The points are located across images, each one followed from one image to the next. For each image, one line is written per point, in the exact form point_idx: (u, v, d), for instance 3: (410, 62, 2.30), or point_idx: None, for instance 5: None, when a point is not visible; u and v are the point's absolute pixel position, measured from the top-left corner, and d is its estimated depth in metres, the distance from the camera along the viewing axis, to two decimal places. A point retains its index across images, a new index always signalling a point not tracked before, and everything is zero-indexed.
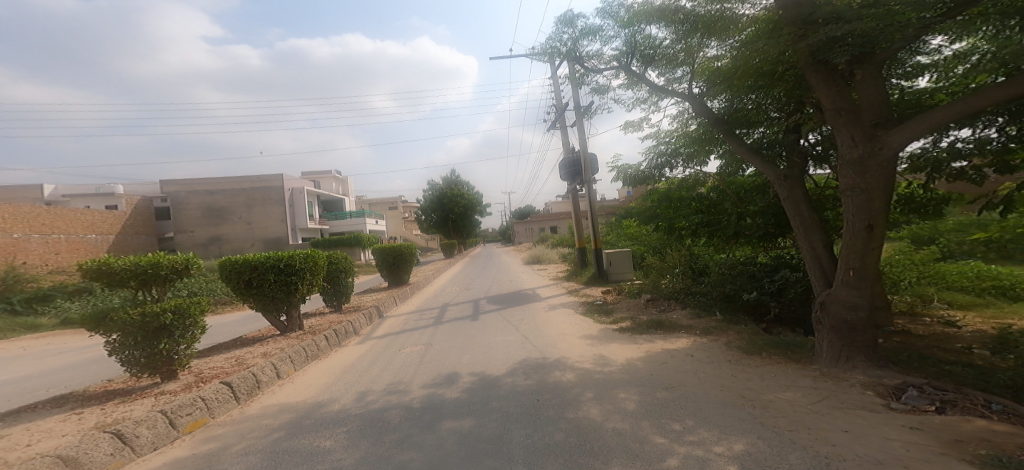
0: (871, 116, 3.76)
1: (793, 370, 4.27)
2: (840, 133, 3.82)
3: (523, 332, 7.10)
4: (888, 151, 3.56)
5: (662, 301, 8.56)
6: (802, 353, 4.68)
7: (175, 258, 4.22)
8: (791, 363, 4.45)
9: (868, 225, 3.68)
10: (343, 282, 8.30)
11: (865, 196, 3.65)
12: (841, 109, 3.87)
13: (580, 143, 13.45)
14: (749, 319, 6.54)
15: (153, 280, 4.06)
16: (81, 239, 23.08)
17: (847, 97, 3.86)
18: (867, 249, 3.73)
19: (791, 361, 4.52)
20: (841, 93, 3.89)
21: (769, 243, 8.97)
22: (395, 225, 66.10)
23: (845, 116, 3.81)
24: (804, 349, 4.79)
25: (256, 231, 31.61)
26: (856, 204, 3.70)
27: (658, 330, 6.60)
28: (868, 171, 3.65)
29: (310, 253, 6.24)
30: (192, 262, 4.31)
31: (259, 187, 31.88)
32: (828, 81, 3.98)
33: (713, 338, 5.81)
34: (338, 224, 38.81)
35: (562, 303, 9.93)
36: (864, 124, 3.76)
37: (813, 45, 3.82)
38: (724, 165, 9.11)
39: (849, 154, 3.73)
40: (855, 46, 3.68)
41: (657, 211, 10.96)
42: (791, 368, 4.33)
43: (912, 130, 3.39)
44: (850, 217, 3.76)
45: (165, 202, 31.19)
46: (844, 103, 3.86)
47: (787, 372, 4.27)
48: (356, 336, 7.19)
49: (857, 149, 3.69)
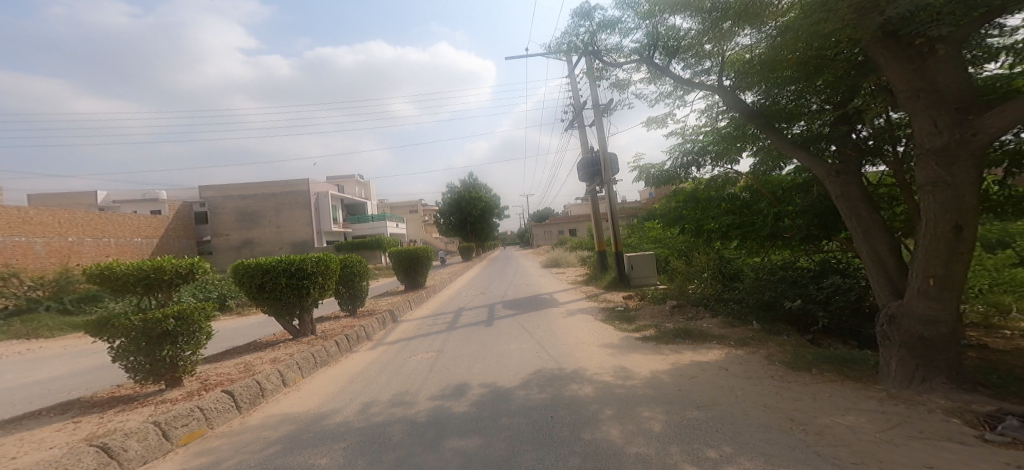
0: (956, 97, 3.09)
1: (849, 391, 3.75)
2: (916, 119, 3.16)
3: (539, 340, 6.76)
4: (983, 137, 2.91)
5: (690, 308, 8.03)
6: (862, 371, 4.14)
7: (179, 262, 4.12)
8: (849, 383, 3.92)
9: (957, 227, 3.07)
10: (357, 285, 8.21)
11: (953, 192, 3.03)
12: (920, 91, 3.18)
13: (601, 142, 12.98)
14: (790, 329, 5.97)
15: (157, 284, 4.00)
16: (129, 242, 24.38)
17: (926, 76, 3.18)
18: (952, 255, 3.14)
19: (847, 380, 3.98)
20: (918, 71, 3.18)
21: (806, 247, 8.24)
22: (417, 229, 67.14)
23: (925, 99, 3.13)
24: (862, 366, 4.25)
25: (286, 234, 32.58)
26: (938, 202, 3.09)
27: (686, 340, 6.12)
28: (956, 162, 3.01)
29: (322, 257, 6.13)
30: (197, 267, 4.19)
31: (288, 192, 32.86)
32: (900, 58, 3.25)
33: (751, 349, 5.30)
34: (361, 227, 39.50)
35: (582, 308, 9.53)
36: (948, 107, 3.10)
37: (890, 18, 3.07)
38: (757, 163, 8.54)
39: (932, 142, 3.06)
40: (939, 16, 3.02)
41: (683, 212, 10.52)
42: (846, 388, 3.81)
43: (1016, 111, 2.75)
44: (931, 217, 3.15)
45: (202, 207, 32.50)
46: (924, 83, 3.15)
47: (843, 393, 3.74)
48: (369, 342, 7.05)
49: (942, 137, 3.03)
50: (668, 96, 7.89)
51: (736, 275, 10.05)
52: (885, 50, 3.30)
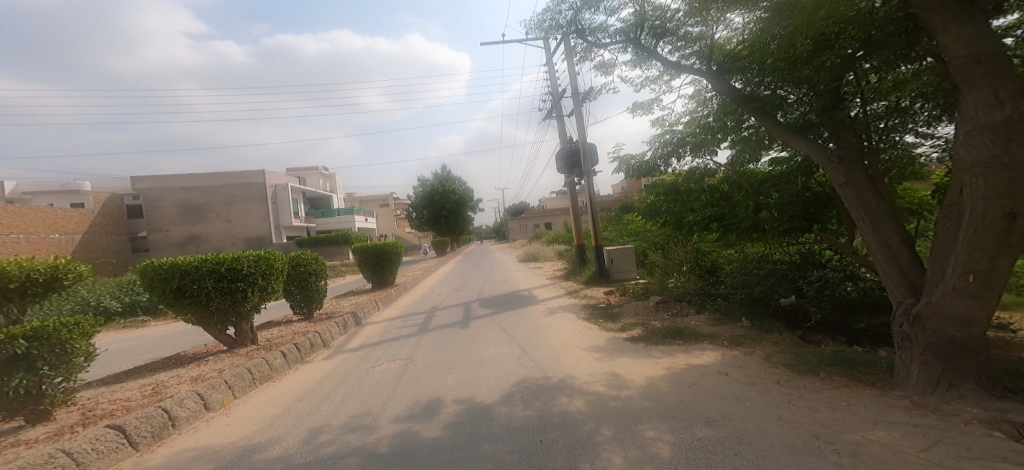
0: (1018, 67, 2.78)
1: (869, 399, 3.34)
2: (975, 89, 2.83)
3: (518, 343, 6.11)
4: None
5: (673, 304, 7.66)
6: (874, 375, 3.77)
7: (36, 267, 3.59)
8: (864, 388, 3.52)
9: (1009, 215, 2.74)
10: (313, 286, 7.20)
11: (1009, 174, 2.69)
12: (979, 56, 2.84)
13: (578, 133, 12.49)
14: (781, 326, 5.64)
15: (8, 296, 3.48)
16: (44, 238, 21.64)
17: (991, 39, 2.83)
18: (1001, 248, 2.83)
19: (861, 385, 3.58)
20: (980, 31, 2.84)
21: (781, 240, 8.07)
22: (382, 224, 64.92)
23: (986, 64, 2.79)
24: (874, 369, 3.88)
25: (236, 229, 30.22)
26: (991, 186, 2.76)
27: (675, 340, 5.68)
28: (1016, 139, 2.68)
29: (265, 255, 5.19)
30: (62, 269, 3.70)
31: (238, 184, 30.43)
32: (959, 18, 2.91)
33: (748, 350, 4.88)
34: (323, 222, 37.50)
35: (561, 306, 8.99)
36: (1011, 77, 2.76)
37: None
38: (735, 154, 8.37)
39: (991, 116, 2.74)
40: None
41: (663, 205, 10.20)
42: (863, 396, 3.40)
43: None
44: (978, 204, 2.84)
45: (137, 200, 29.54)
46: (985, 46, 2.82)
47: (862, 401, 3.33)
48: (325, 349, 6.10)
49: (1002, 110, 2.72)
50: (654, 81, 7.47)
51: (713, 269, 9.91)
52: (942, 9, 2.96)
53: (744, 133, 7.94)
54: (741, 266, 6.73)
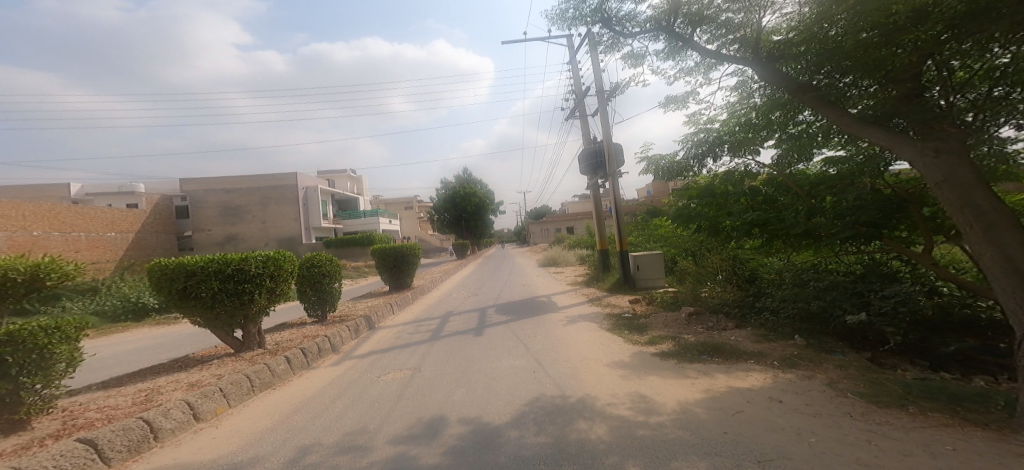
0: None
1: (982, 445, 2.68)
2: None
3: (535, 355, 5.66)
4: None
5: (709, 315, 6.97)
6: (983, 412, 3.07)
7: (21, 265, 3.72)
8: (974, 431, 2.85)
9: None
10: (327, 288, 7.07)
11: None
12: None
13: (604, 133, 11.87)
14: (842, 345, 4.91)
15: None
16: (102, 237, 23.10)
17: None
18: None
19: (968, 426, 2.91)
20: None
21: (833, 248, 7.26)
22: (412, 226, 66.02)
23: None
24: (980, 406, 3.17)
25: (271, 230, 31.39)
26: None
27: (714, 357, 5.05)
28: None
29: (274, 255, 4.98)
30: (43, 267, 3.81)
31: (274, 186, 31.61)
32: None
33: (806, 374, 4.21)
34: (353, 224, 38.35)
35: (583, 314, 8.44)
36: None
37: None
38: (781, 153, 7.66)
39: None
40: None
41: (697, 209, 9.46)
42: (974, 441, 2.74)
43: None
44: None
45: (182, 201, 31.15)
46: None
47: (975, 447, 2.67)
48: (335, 355, 5.88)
49: None
50: (690, 72, 6.83)
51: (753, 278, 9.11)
52: None
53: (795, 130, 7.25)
54: (792, 276, 5.99)
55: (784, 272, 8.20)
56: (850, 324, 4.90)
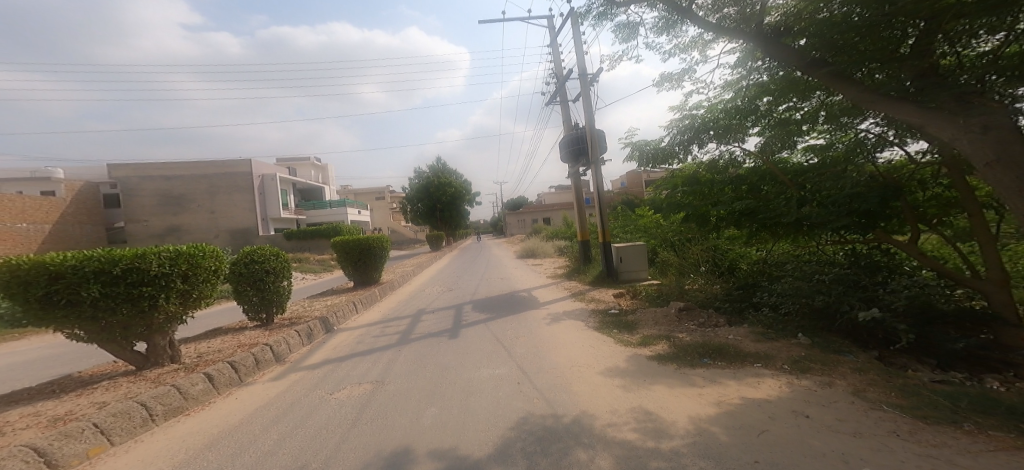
0: None
1: None
2: None
3: (518, 361, 4.93)
4: None
5: (700, 311, 6.47)
6: None
7: None
8: None
9: None
10: (273, 286, 6.02)
11: None
12: None
13: (586, 119, 11.26)
14: (850, 345, 4.45)
15: None
16: (13, 227, 20.41)
17: None
18: None
19: None
20: None
21: (809, 236, 6.91)
22: (378, 217, 63.84)
23: None
24: None
25: (221, 220, 29.06)
26: None
27: (716, 360, 4.50)
28: None
29: (186, 251, 4.00)
30: None
31: (223, 174, 29.15)
32: None
33: (825, 381, 3.69)
34: (314, 214, 36.23)
35: (565, 310, 7.79)
36: None
37: None
38: (771, 140, 7.39)
39: None
40: None
41: (683, 199, 9.03)
42: None
43: None
44: None
45: (113, 189, 28.16)
46: None
47: None
48: (278, 365, 4.90)
49: None
50: (685, 48, 6.40)
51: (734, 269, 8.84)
52: None
53: (788, 116, 7.09)
54: (794, 269, 5.52)
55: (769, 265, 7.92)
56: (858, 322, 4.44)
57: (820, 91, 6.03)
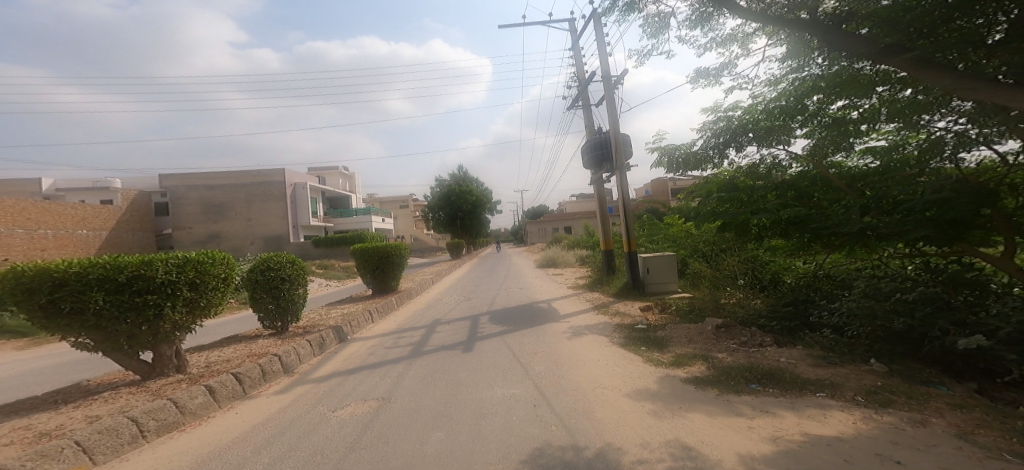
0: None
1: None
2: None
3: (536, 380, 4.53)
4: None
5: (741, 328, 5.86)
6: None
7: None
8: None
9: None
10: (288, 294, 5.92)
11: None
12: None
13: (610, 123, 10.77)
14: (937, 374, 3.77)
15: None
16: (71, 234, 21.81)
17: None
18: None
19: None
20: None
21: (871, 249, 6.26)
22: (407, 225, 65.01)
23: None
24: None
25: (257, 228, 30.19)
26: None
27: (767, 386, 3.92)
28: None
29: (194, 258, 3.85)
30: None
31: (260, 183, 30.33)
32: None
33: (914, 419, 3.07)
34: (344, 222, 37.12)
35: (588, 324, 7.30)
36: None
37: None
38: (821, 142, 6.85)
39: None
40: None
41: (717, 207, 8.33)
42: None
43: None
44: None
45: (162, 198, 29.92)
46: None
47: None
48: (286, 377, 4.71)
49: None
50: (723, 42, 5.94)
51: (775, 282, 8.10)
52: None
53: (841, 117, 6.52)
54: (866, 287, 4.76)
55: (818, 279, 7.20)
56: (952, 352, 3.71)
57: (884, 86, 5.45)
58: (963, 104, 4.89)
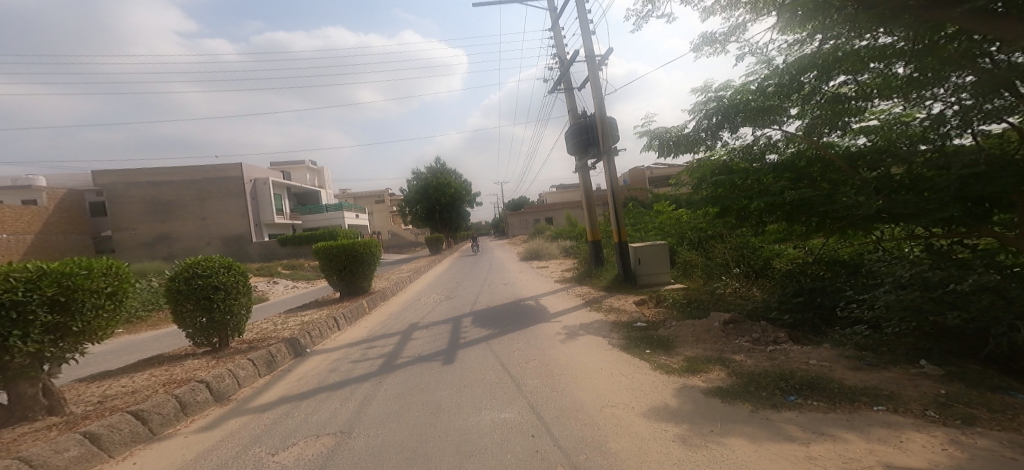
0: None
1: None
2: None
3: (530, 399, 3.74)
4: None
5: (751, 323, 5.24)
6: None
7: None
8: None
9: None
10: (225, 305, 4.91)
11: None
12: None
13: (596, 105, 10.04)
14: (1005, 379, 3.18)
15: None
16: None
17: None
18: None
19: None
20: None
21: (861, 230, 6.02)
22: (378, 221, 62.99)
23: None
24: None
25: (212, 227, 28.11)
26: None
27: (810, 398, 3.25)
28: None
29: (55, 269, 3.01)
30: None
31: (213, 179, 28.14)
32: None
33: (1016, 443, 2.37)
34: (310, 218, 35.21)
35: (581, 323, 6.58)
36: None
37: None
38: (814, 122, 6.25)
39: None
40: None
41: (709, 192, 7.77)
42: None
43: None
44: None
45: (102, 197, 27.45)
46: None
47: None
48: (216, 409, 3.73)
49: None
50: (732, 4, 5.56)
51: (767, 268, 7.64)
52: None
53: (838, 93, 5.95)
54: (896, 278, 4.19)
55: (808, 264, 6.75)
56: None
57: (886, 60, 5.02)
58: (964, 79, 4.50)
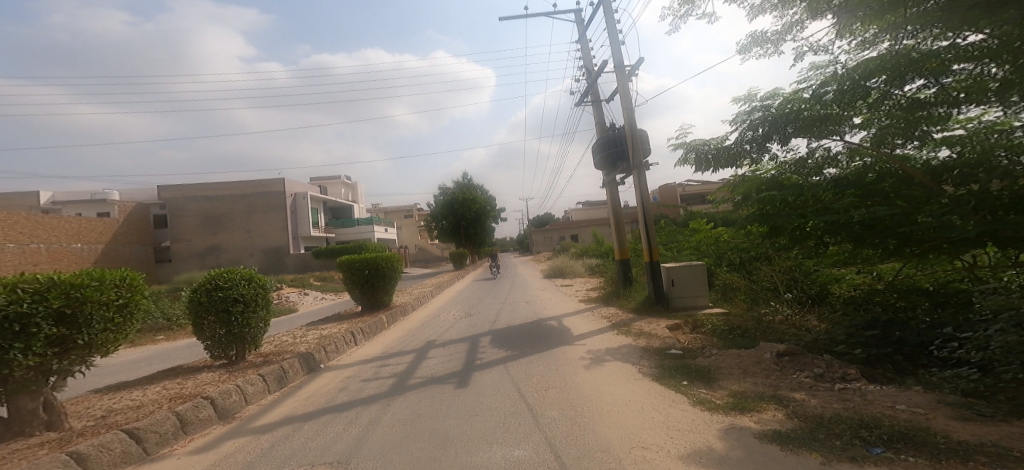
0: None
1: None
2: None
3: (548, 435, 3.35)
4: None
5: (810, 357, 4.59)
6: None
7: None
8: None
9: None
10: (243, 319, 4.84)
11: None
12: None
13: (625, 118, 9.62)
14: None
15: None
16: (64, 248, 21.48)
17: None
18: None
19: None
20: None
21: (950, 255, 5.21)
22: (412, 235, 64.31)
23: None
24: None
25: (256, 240, 29.52)
26: None
27: (907, 453, 2.64)
28: None
29: (65, 281, 2.96)
30: None
31: (259, 194, 29.66)
32: None
33: None
34: (346, 233, 36.34)
35: (609, 347, 6.10)
36: None
37: None
38: (882, 133, 5.56)
39: None
40: None
41: (755, 209, 7.12)
42: None
43: None
44: None
45: (161, 210, 29.51)
46: None
47: None
48: (221, 427, 3.57)
49: None
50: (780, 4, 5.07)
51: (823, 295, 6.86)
52: None
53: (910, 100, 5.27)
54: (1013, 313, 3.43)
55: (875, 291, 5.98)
56: None
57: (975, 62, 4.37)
58: None
